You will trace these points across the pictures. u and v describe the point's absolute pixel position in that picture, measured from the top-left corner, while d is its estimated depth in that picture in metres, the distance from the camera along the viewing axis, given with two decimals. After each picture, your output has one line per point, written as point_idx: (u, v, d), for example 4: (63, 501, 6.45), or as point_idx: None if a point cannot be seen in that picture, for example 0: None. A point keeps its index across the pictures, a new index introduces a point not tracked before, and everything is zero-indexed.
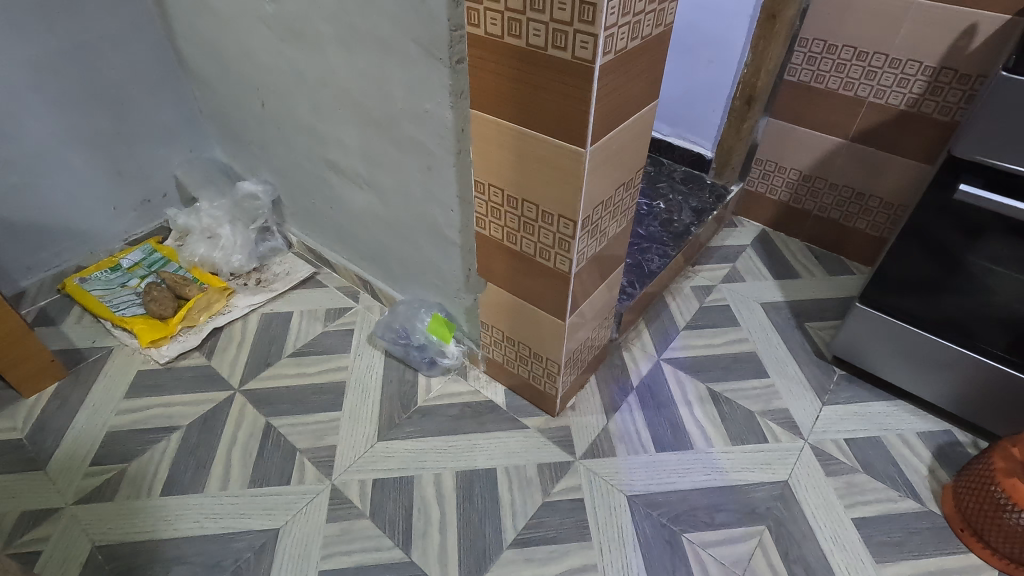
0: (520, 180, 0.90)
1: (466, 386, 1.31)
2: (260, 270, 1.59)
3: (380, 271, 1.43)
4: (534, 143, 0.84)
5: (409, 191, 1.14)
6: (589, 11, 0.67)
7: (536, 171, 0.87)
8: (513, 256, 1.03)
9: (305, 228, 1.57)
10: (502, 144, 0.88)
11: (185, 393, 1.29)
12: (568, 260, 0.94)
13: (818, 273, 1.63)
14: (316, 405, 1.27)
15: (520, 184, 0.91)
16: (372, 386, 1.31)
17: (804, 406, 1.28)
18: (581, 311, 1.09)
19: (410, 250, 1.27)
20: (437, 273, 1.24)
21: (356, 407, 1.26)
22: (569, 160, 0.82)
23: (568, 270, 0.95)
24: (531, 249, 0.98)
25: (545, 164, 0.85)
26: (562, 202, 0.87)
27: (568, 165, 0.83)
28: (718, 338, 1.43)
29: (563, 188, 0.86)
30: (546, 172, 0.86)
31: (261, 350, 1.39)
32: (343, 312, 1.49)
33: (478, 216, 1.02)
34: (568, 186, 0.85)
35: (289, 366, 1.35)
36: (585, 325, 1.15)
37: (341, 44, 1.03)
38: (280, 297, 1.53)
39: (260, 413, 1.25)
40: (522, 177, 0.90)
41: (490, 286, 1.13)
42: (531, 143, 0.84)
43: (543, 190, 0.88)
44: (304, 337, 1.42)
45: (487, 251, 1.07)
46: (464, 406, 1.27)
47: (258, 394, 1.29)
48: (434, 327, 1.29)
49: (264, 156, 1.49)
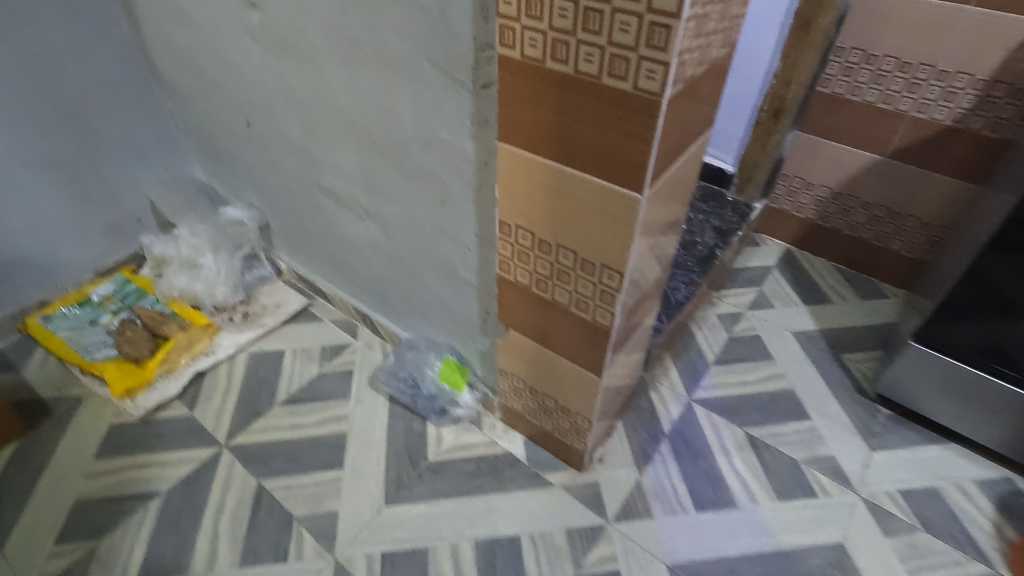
0: (556, 225, 0.77)
1: (481, 437, 1.18)
2: (247, 302, 1.45)
3: (381, 305, 1.29)
4: (575, 185, 0.71)
5: (418, 225, 1.01)
6: (661, 35, 0.54)
7: (576, 216, 0.74)
8: (542, 305, 0.90)
9: (297, 256, 1.43)
10: (535, 184, 0.75)
11: (165, 451, 1.15)
12: (609, 313, 0.81)
13: (850, 298, 1.52)
14: (313, 463, 1.13)
15: (554, 229, 0.78)
16: (377, 439, 1.17)
17: (851, 453, 1.17)
18: (617, 363, 0.96)
19: (418, 288, 1.13)
20: (449, 314, 1.11)
21: (359, 464, 1.13)
22: (620, 206, 0.69)
23: (609, 324, 0.83)
24: (565, 299, 0.85)
25: (588, 209, 0.72)
26: (606, 251, 0.74)
27: (617, 211, 0.70)
28: (751, 374, 1.32)
29: (609, 236, 0.73)
30: (588, 217, 0.73)
31: (250, 396, 1.25)
32: (340, 350, 1.36)
33: (502, 258, 0.89)
34: (616, 235, 0.72)
35: (281, 416, 1.21)
36: (617, 374, 1.03)
37: (339, 60, 0.89)
38: (269, 333, 1.39)
39: (250, 474, 1.12)
40: (557, 221, 0.77)
41: (511, 333, 1.01)
42: (573, 184, 0.71)
43: (585, 238, 0.75)
44: (298, 382, 1.29)
45: (509, 296, 0.94)
46: (480, 461, 1.14)
47: (248, 450, 1.15)
48: (445, 374, 1.14)
49: (249, 178, 1.35)
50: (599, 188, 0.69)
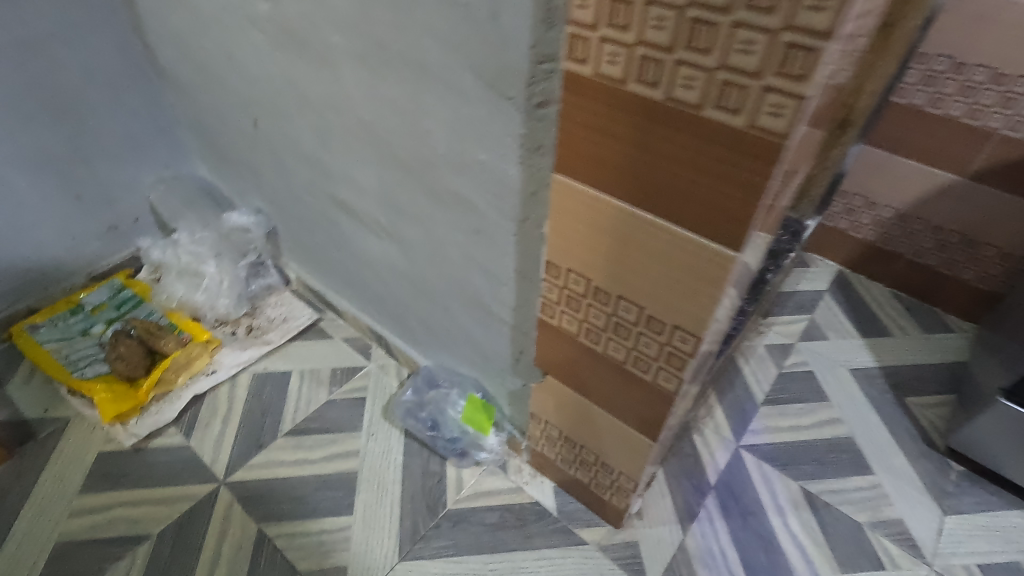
0: (619, 274, 0.64)
1: (506, 482, 1.06)
2: (252, 314, 1.33)
3: (398, 328, 1.18)
4: (650, 232, 0.57)
5: (446, 253, 0.88)
6: (800, 61, 0.40)
7: (647, 267, 0.61)
8: (590, 357, 0.77)
9: (307, 266, 1.31)
10: (597, 226, 0.62)
11: (157, 487, 1.04)
12: (675, 379, 0.68)
13: (911, 330, 1.38)
14: (321, 507, 1.02)
15: (617, 278, 0.65)
16: (391, 481, 1.06)
17: (920, 516, 1.05)
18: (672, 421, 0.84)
19: (442, 318, 1.01)
20: (476, 348, 0.99)
21: (370, 510, 1.02)
22: (708, 264, 0.55)
23: (674, 390, 0.70)
24: (620, 355, 0.72)
25: (664, 262, 0.59)
26: (681, 311, 0.61)
27: (702, 269, 0.56)
28: (805, 418, 1.19)
29: (688, 294, 0.59)
30: (663, 271, 0.59)
31: (252, 424, 1.14)
32: (352, 373, 1.24)
33: (545, 301, 0.76)
34: (697, 295, 0.59)
35: (286, 450, 1.10)
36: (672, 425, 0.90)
37: (361, 63, 0.76)
38: (274, 351, 1.27)
39: (250, 517, 1.01)
40: (622, 270, 0.63)
41: (548, 379, 0.88)
42: (648, 231, 0.57)
43: (655, 294, 0.62)
44: (306, 409, 1.17)
45: (551, 341, 0.81)
46: (505, 511, 1.03)
47: (248, 488, 1.04)
48: (469, 416, 1.03)
49: (257, 182, 1.22)
50: (683, 241, 0.55)
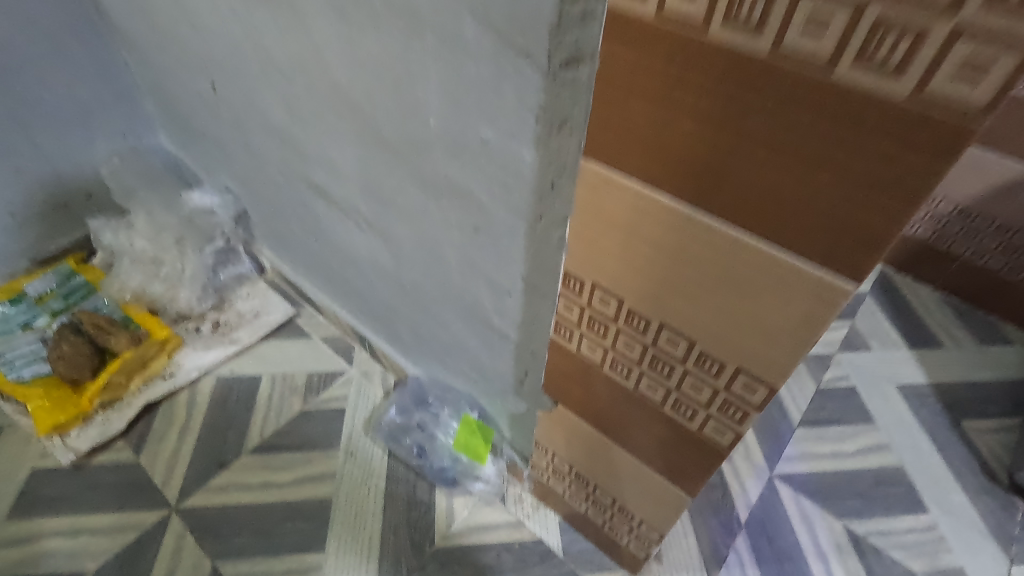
0: (667, 299, 0.48)
1: (503, 515, 0.92)
2: (219, 308, 1.18)
3: (384, 332, 1.02)
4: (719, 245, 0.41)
5: (439, 252, 0.72)
6: None
7: (709, 294, 0.44)
8: (616, 392, 0.61)
9: (280, 253, 1.14)
10: (641, 234, 0.45)
11: (98, 513, 0.89)
12: (729, 433, 0.53)
13: (964, 341, 1.23)
14: (288, 542, 0.88)
15: (662, 303, 0.48)
16: (371, 511, 0.91)
17: (984, 565, 0.91)
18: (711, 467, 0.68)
19: (433, 326, 0.85)
20: (473, 364, 0.83)
21: (346, 547, 0.88)
22: (801, 298, 0.39)
23: (725, 444, 0.54)
24: (656, 395, 0.57)
25: (735, 289, 0.42)
26: (751, 354, 0.45)
27: (793, 304, 0.40)
28: (848, 443, 1.04)
29: (763, 334, 0.43)
30: (732, 301, 0.43)
31: (214, 439, 0.99)
32: (331, 379, 1.09)
33: (558, 320, 0.60)
34: (778, 337, 0.43)
35: (251, 471, 0.95)
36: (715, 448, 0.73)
37: (332, 9, 0.58)
38: (243, 351, 1.11)
39: (204, 552, 0.86)
40: (672, 295, 0.47)
41: (560, 409, 0.73)
42: (716, 246, 0.41)
43: (716, 328, 0.46)
44: (277, 421, 1.02)
45: (565, 366, 0.66)
46: (503, 550, 0.88)
47: (205, 517, 0.90)
48: (463, 443, 0.88)
49: (222, 157, 1.05)
50: (768, 264, 0.39)
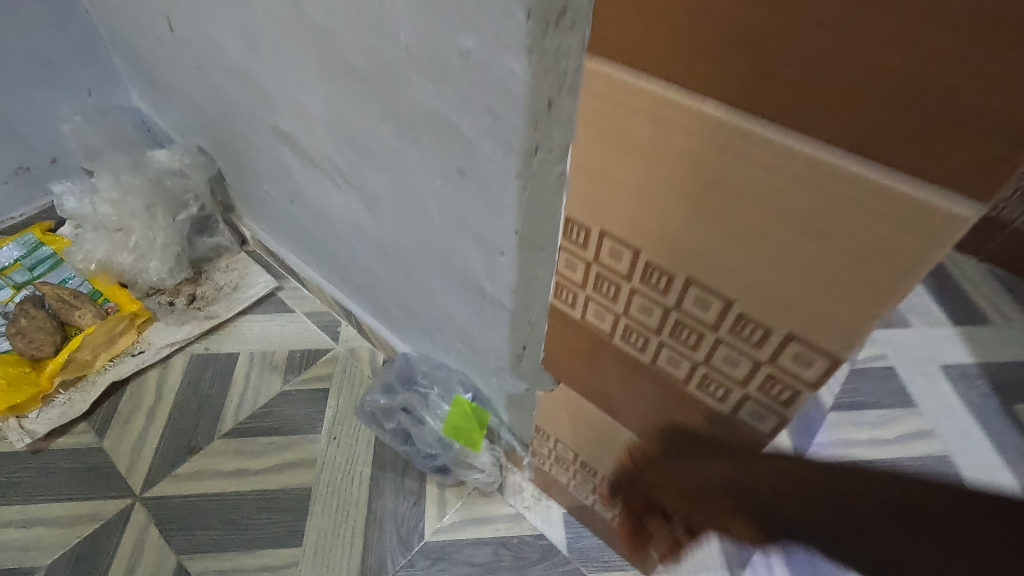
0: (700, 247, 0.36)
1: (501, 507, 0.83)
2: (196, 281, 1.08)
3: (370, 304, 0.92)
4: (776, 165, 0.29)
5: (421, 205, 0.62)
6: None
7: (758, 237, 0.33)
8: (628, 369, 0.51)
9: (261, 221, 1.05)
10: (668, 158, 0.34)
11: (55, 502, 0.81)
12: (770, 419, 0.42)
13: (1015, 317, 1.11)
14: (262, 535, 0.79)
15: (693, 254, 0.37)
16: (353, 502, 0.82)
17: None
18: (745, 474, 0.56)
19: (420, 295, 0.76)
20: (465, 337, 0.73)
21: (325, 541, 0.79)
22: (887, 240, 0.28)
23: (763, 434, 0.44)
24: (677, 373, 0.46)
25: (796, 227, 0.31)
26: (812, 318, 0.34)
27: (877, 247, 0.28)
28: (888, 429, 0.92)
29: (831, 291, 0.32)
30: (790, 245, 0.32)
31: (185, 422, 0.90)
32: (314, 357, 0.99)
33: (558, 282, 0.50)
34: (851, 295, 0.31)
35: (224, 456, 0.87)
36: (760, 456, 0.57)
37: None
38: (220, 327, 1.02)
39: (169, 545, 0.78)
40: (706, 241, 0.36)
41: (561, 388, 0.62)
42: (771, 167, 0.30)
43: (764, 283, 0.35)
44: (253, 402, 0.93)
45: (567, 339, 0.55)
46: (500, 546, 0.79)
47: (171, 507, 0.81)
48: (454, 426, 0.77)
49: (191, 112, 0.95)
50: (846, 189, 0.27)
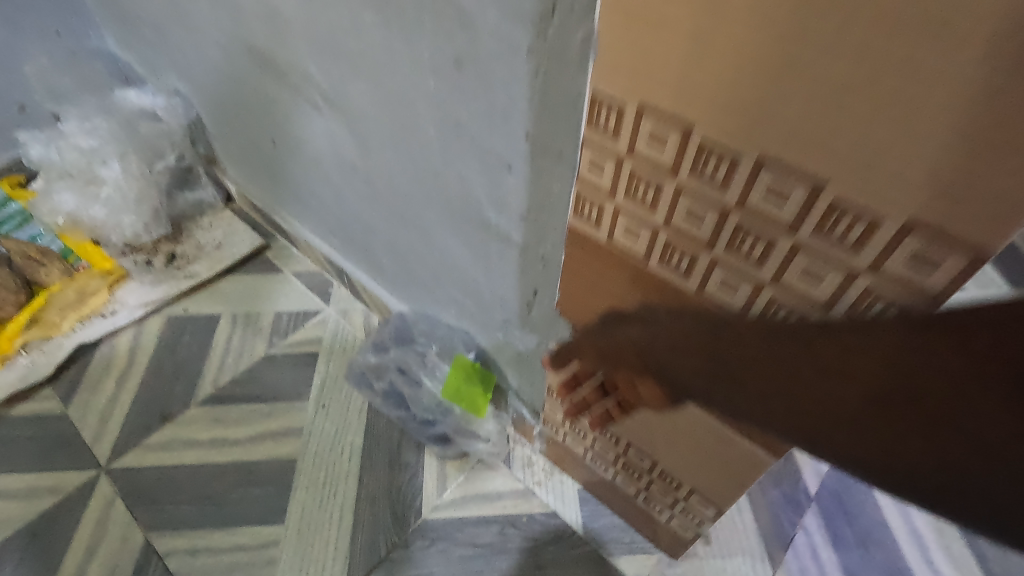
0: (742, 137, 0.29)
1: (508, 482, 0.74)
2: (175, 239, 0.99)
3: (362, 259, 0.83)
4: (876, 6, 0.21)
5: (414, 122, 0.52)
6: None
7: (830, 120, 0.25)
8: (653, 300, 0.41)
9: (245, 172, 0.95)
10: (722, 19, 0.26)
11: (11, 474, 0.73)
12: (803, 363, 0.31)
13: None
14: (241, 511, 0.71)
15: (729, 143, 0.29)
16: (342, 475, 0.74)
17: None
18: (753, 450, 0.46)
19: (416, 240, 0.66)
20: (468, 287, 0.64)
21: (311, 518, 0.70)
22: None
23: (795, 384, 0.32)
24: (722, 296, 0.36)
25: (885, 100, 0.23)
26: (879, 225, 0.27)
27: None
28: None
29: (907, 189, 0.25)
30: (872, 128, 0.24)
31: (159, 388, 0.82)
32: (302, 320, 0.90)
33: (579, 193, 0.40)
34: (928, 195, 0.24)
35: (201, 425, 0.78)
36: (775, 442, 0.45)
37: None
38: (200, 287, 0.93)
39: (136, 522, 0.69)
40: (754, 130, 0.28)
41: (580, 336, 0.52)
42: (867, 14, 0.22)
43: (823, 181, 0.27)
44: (235, 366, 0.84)
45: (587, 272, 0.45)
46: (507, 525, 0.70)
47: (141, 480, 0.73)
48: (452, 388, 0.68)
49: (165, 47, 0.86)
50: (973, 47, 0.20)
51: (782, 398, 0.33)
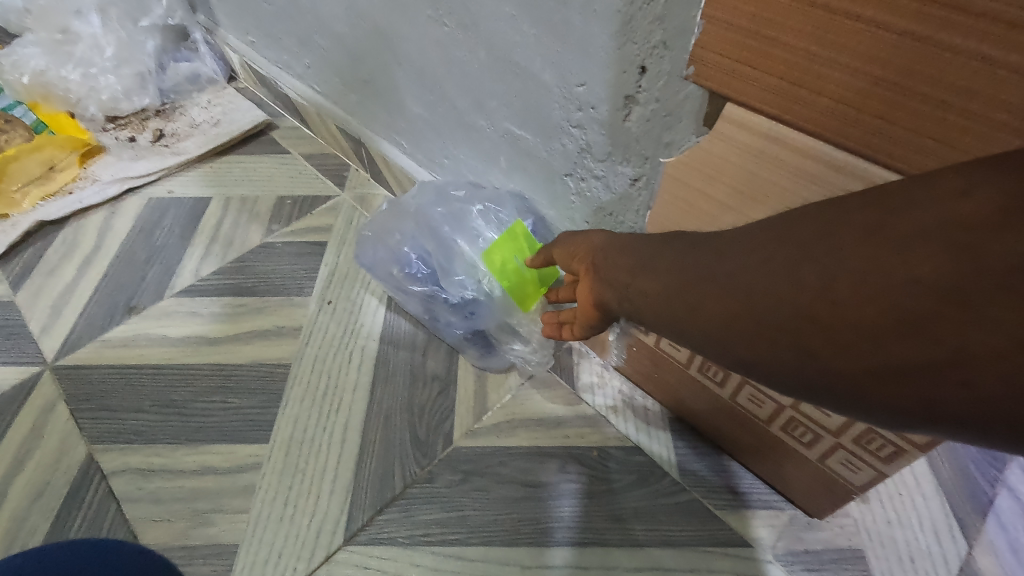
0: (802, 93, 0.27)
1: (572, 403, 0.53)
2: (167, 114, 0.82)
3: (385, 116, 0.64)
4: None
5: None
6: None
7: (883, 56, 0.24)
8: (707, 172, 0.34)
9: (246, 27, 0.77)
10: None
11: None
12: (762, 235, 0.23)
13: None
14: (214, 424, 0.53)
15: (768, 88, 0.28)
16: (347, 387, 0.55)
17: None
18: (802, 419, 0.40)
19: (455, 45, 0.47)
20: (529, 105, 0.44)
21: (305, 437, 0.52)
22: None
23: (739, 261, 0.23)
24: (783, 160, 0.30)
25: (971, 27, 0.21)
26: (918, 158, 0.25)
27: None
28: None
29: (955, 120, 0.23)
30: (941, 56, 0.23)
31: (128, 275, 0.65)
32: (310, 205, 0.71)
33: None
34: (987, 133, 0.23)
35: (175, 319, 0.61)
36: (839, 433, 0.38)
37: None
38: (189, 167, 0.76)
39: (79, 431, 0.53)
40: (808, 73, 0.26)
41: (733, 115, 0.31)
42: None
43: (858, 121, 0.26)
44: (224, 254, 0.67)
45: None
46: (570, 458, 0.50)
47: (92, 381, 0.56)
48: (497, 267, 0.49)
49: None
50: None
51: (684, 272, 0.26)
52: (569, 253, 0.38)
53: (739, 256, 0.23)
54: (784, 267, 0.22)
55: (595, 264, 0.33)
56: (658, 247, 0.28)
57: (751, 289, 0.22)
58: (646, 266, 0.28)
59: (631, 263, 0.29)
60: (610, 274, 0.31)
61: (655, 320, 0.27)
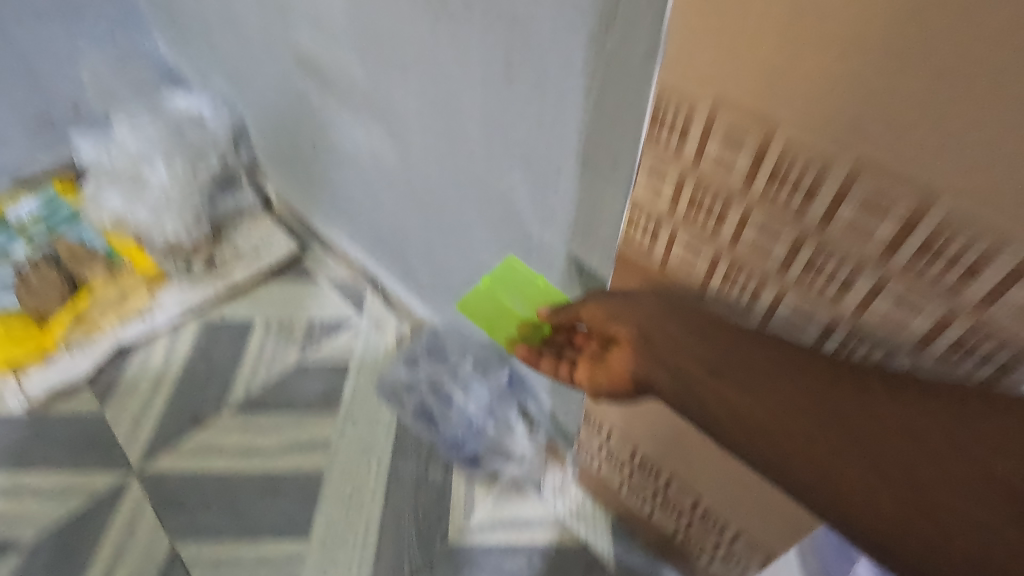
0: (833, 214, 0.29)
1: (538, 508, 0.70)
2: (216, 242, 0.99)
3: (400, 270, 0.83)
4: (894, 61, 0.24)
5: (460, 130, 0.51)
6: None
7: (876, 224, 0.29)
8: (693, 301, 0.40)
9: (288, 181, 0.97)
10: (778, 69, 0.27)
11: (48, 474, 0.74)
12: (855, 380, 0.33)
13: None
14: (267, 524, 0.70)
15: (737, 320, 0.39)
16: (368, 493, 0.72)
17: None
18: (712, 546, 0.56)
19: (457, 255, 0.65)
20: None
21: (336, 534, 0.69)
22: None
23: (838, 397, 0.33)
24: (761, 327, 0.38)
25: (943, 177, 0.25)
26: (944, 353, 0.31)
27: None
28: None
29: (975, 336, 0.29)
30: (989, 131, 0.23)
31: (191, 393, 0.82)
32: (335, 330, 0.89)
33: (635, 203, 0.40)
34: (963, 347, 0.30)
35: (232, 432, 0.77)
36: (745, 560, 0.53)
37: None
38: (236, 293, 0.94)
39: (163, 529, 0.69)
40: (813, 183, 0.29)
41: None
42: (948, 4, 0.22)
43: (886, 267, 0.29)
44: (268, 373, 0.84)
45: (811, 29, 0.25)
46: (535, 553, 0.67)
47: (170, 486, 0.73)
48: (480, 304, 0.54)
49: (213, 50, 0.87)
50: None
51: (787, 389, 0.35)
52: (606, 318, 0.42)
53: (844, 399, 0.33)
54: (881, 416, 0.32)
55: (648, 343, 0.40)
56: (734, 355, 0.37)
57: (848, 422, 0.33)
58: (727, 370, 0.37)
59: (699, 354, 0.38)
60: (671, 357, 0.39)
61: (739, 419, 0.36)
